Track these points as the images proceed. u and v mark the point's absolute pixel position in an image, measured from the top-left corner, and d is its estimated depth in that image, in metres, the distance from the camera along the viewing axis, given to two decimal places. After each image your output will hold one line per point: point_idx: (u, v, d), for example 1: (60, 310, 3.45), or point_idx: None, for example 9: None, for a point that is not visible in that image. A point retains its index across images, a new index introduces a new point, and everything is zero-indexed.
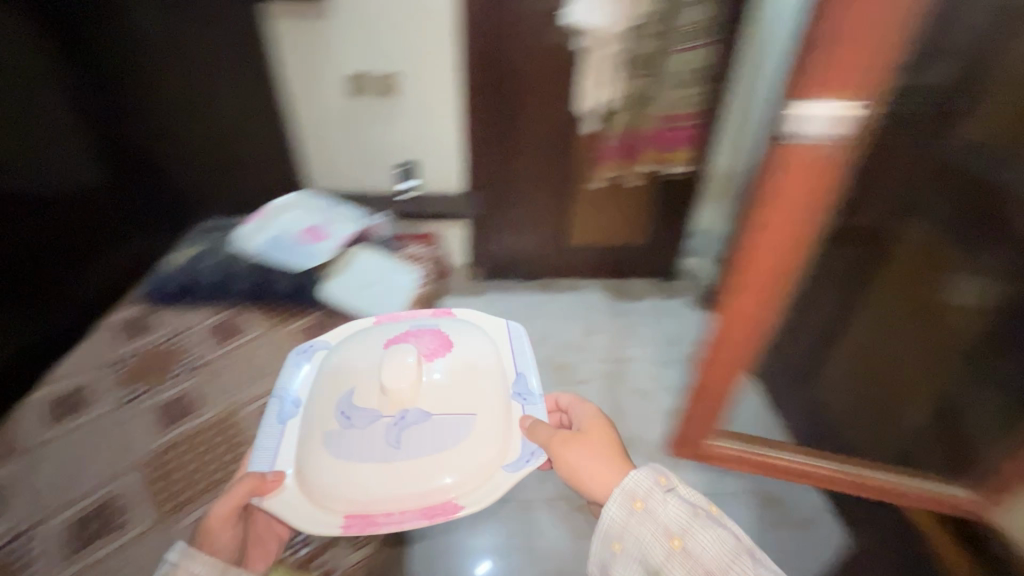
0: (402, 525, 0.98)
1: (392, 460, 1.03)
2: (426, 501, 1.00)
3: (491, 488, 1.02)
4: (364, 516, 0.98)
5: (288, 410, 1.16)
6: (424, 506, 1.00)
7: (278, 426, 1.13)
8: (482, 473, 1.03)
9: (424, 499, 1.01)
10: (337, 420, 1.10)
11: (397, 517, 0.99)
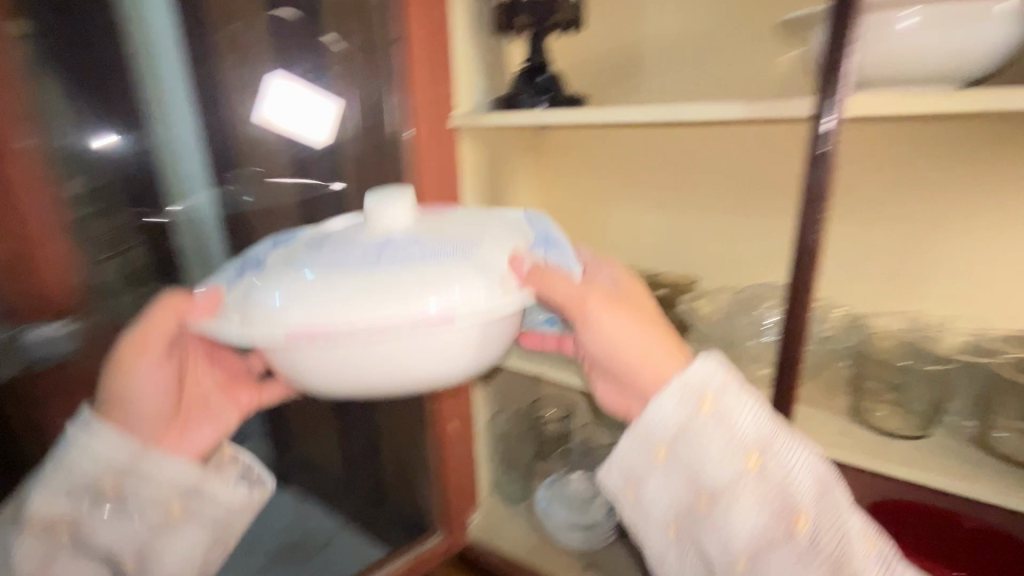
0: (389, 327, 0.41)
1: (368, 280, 0.43)
2: (410, 305, 0.42)
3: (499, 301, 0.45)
4: (324, 329, 0.42)
5: (250, 263, 0.50)
6: (408, 309, 0.42)
7: (229, 273, 0.50)
8: (472, 315, 0.44)
9: (406, 304, 0.42)
10: (300, 252, 0.48)
11: (381, 322, 0.41)
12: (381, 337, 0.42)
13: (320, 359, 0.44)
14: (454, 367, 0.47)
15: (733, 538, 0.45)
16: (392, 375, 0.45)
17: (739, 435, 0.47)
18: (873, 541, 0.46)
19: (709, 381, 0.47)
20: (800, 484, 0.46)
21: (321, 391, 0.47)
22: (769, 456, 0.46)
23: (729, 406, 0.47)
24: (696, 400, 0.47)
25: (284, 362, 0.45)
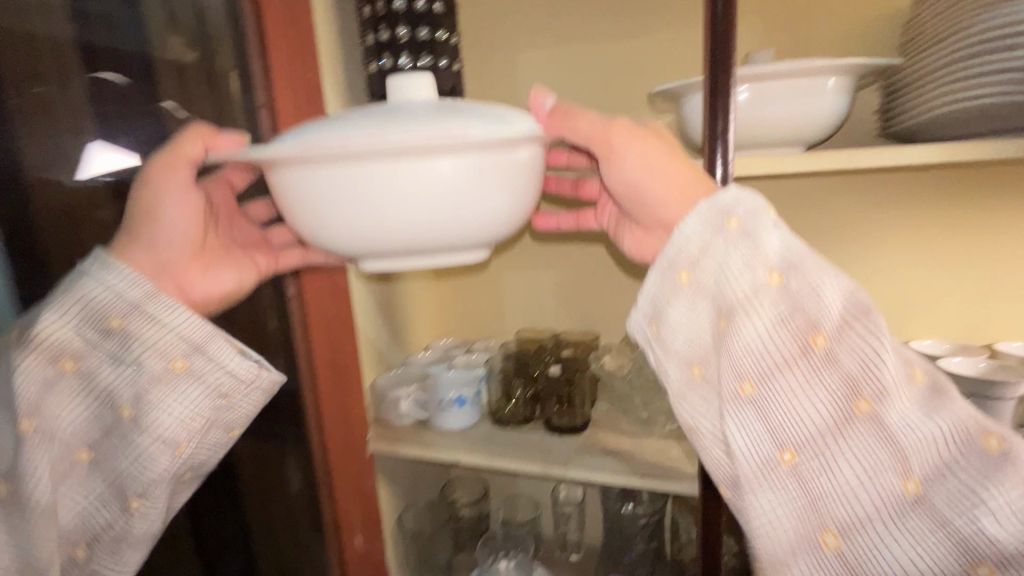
0: (434, 141, 0.42)
1: (414, 117, 0.44)
2: (452, 129, 0.43)
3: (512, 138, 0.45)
4: (381, 144, 0.42)
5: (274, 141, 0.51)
6: (446, 131, 0.43)
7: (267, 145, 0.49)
8: (510, 141, 0.45)
9: (447, 128, 0.43)
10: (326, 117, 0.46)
11: (426, 138, 0.42)
12: (440, 172, 0.45)
13: (348, 190, 0.46)
14: (485, 212, 0.49)
15: (750, 361, 0.46)
16: (428, 226, 0.48)
17: (768, 257, 0.47)
18: (911, 368, 0.47)
19: (745, 201, 0.48)
20: (834, 302, 0.45)
21: (354, 249, 0.50)
22: (808, 266, 0.46)
23: (800, 273, 0.46)
24: (728, 219, 0.48)
25: (305, 182, 0.47)
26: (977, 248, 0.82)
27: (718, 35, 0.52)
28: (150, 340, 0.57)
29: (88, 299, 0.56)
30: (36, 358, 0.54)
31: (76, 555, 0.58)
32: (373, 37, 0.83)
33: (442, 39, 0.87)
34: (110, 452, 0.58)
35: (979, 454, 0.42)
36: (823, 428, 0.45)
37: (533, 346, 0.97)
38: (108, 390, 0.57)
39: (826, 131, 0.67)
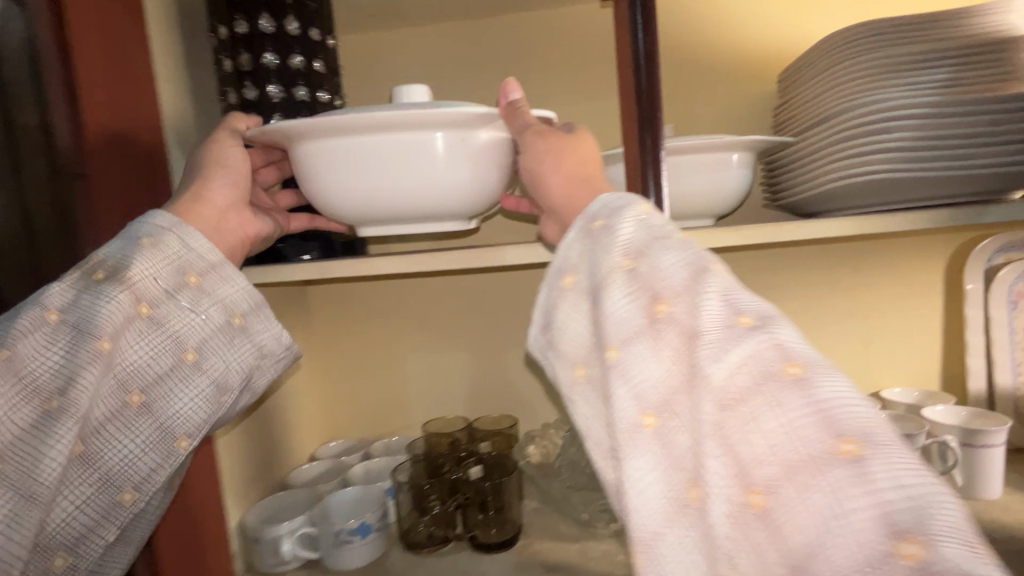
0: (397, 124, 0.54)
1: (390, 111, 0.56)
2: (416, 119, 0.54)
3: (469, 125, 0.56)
4: (356, 125, 0.55)
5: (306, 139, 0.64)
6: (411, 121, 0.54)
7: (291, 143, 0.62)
8: (463, 128, 0.56)
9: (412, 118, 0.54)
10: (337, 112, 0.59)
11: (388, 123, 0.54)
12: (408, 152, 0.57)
13: (340, 171, 0.59)
14: (463, 182, 0.60)
15: (613, 330, 0.40)
16: (422, 190, 0.59)
17: (620, 241, 0.43)
18: (738, 314, 0.37)
19: (618, 201, 0.46)
20: (668, 268, 0.40)
21: (354, 209, 0.61)
22: (666, 242, 0.42)
23: (650, 255, 0.41)
24: (594, 219, 0.45)
25: (313, 166, 0.60)
26: (862, 295, 0.88)
27: (643, 100, 0.57)
28: (220, 293, 0.54)
29: (170, 249, 0.52)
30: (115, 286, 0.48)
31: (124, 500, 0.50)
32: (236, 96, 0.68)
33: (324, 99, 0.69)
34: (164, 396, 0.51)
35: (773, 377, 0.34)
36: (677, 387, 0.38)
37: (445, 444, 0.84)
38: (178, 334, 0.51)
39: (735, 201, 0.65)
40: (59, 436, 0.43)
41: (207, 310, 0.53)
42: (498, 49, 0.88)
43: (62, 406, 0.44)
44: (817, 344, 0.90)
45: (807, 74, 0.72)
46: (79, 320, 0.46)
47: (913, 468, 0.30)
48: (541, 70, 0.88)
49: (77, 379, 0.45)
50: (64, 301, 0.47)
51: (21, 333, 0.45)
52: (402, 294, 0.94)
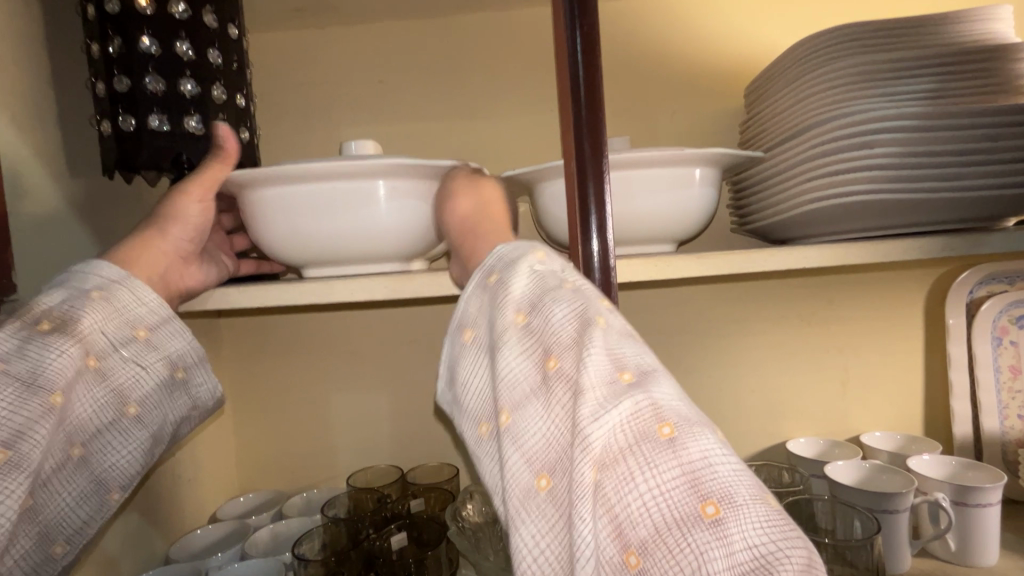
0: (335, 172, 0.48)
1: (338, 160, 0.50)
2: (347, 169, 0.49)
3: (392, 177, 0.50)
4: (307, 174, 0.49)
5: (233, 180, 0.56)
6: (348, 172, 0.49)
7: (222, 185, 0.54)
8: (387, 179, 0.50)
9: (346, 169, 0.49)
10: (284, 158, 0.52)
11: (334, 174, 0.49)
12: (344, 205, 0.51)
13: (287, 220, 0.52)
14: (390, 233, 0.53)
15: (504, 391, 0.38)
16: (362, 241, 0.52)
17: (514, 299, 0.40)
18: (619, 370, 0.36)
19: (512, 252, 0.43)
20: (558, 324, 0.38)
21: (298, 259, 0.54)
22: (558, 294, 0.40)
23: (543, 310, 0.39)
24: (488, 274, 0.43)
25: (253, 213, 0.53)
26: (837, 333, 0.81)
27: (579, 95, 0.44)
28: (169, 347, 0.52)
29: (122, 303, 0.49)
30: (62, 337, 0.44)
31: (56, 552, 0.48)
32: (103, 87, 0.55)
33: (220, 97, 0.58)
34: (102, 449, 0.49)
35: (647, 439, 0.33)
36: (563, 446, 0.36)
37: (370, 501, 0.72)
38: (124, 387, 0.49)
39: (698, 224, 0.56)
40: (8, 490, 0.40)
41: (155, 363, 0.51)
42: (442, 53, 0.79)
43: (11, 460, 0.40)
44: (790, 385, 0.81)
45: (775, 86, 0.65)
46: (26, 369, 0.42)
47: (767, 535, 0.30)
48: (490, 78, 0.79)
49: (26, 432, 0.41)
50: (8, 347, 0.43)
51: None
52: (328, 326, 0.82)
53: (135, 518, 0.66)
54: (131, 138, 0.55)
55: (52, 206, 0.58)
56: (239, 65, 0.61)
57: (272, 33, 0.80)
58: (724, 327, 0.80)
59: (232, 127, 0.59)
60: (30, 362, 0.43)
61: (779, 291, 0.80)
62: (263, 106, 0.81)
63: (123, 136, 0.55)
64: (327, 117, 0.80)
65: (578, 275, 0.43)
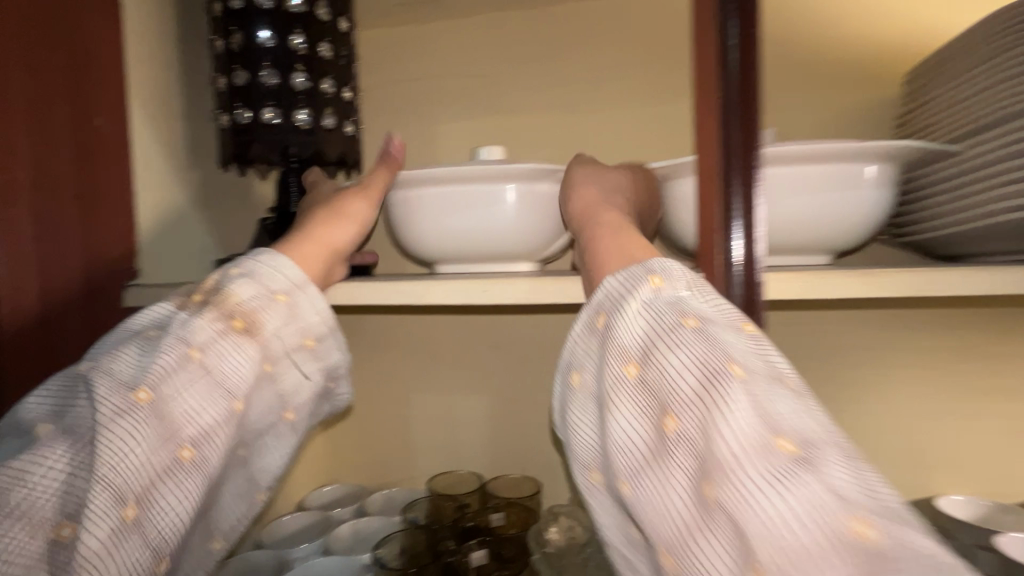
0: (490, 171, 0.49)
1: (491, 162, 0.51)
2: (496, 171, 0.50)
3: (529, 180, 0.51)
4: (471, 175, 0.50)
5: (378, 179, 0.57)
6: (497, 174, 0.50)
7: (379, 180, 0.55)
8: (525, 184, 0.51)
9: (498, 173, 0.50)
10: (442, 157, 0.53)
11: (489, 175, 0.50)
12: (490, 206, 0.51)
13: (439, 219, 0.52)
14: (514, 234, 0.52)
15: (622, 458, 0.34)
16: (483, 240, 0.52)
17: (621, 343, 0.36)
18: (776, 437, 0.30)
19: (624, 283, 0.38)
20: (679, 375, 0.33)
21: (437, 255, 0.55)
22: (678, 335, 0.34)
23: (658, 356, 0.34)
24: (596, 315, 0.39)
25: (403, 210, 0.54)
26: (1009, 375, 0.66)
27: (731, 78, 0.38)
28: (328, 358, 0.51)
29: (301, 310, 0.48)
30: (247, 340, 0.45)
31: (215, 547, 0.49)
32: (225, 82, 0.56)
33: (328, 89, 0.58)
34: (262, 452, 0.50)
35: (820, 529, 0.27)
36: (702, 520, 0.31)
37: (451, 509, 0.69)
38: (286, 391, 0.49)
39: (865, 235, 0.47)
40: (187, 490, 0.41)
41: (315, 368, 0.51)
42: (558, 45, 0.74)
43: (195, 459, 0.41)
44: (943, 431, 0.68)
45: (950, 71, 0.54)
46: (217, 366, 0.43)
47: None
48: (598, 71, 0.73)
49: (210, 434, 0.42)
50: (206, 339, 0.44)
51: (165, 370, 0.41)
52: (421, 325, 0.81)
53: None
54: (247, 131, 0.56)
55: (176, 196, 0.61)
56: (349, 57, 0.61)
57: (387, 27, 0.80)
58: (860, 358, 0.69)
59: (338, 121, 0.59)
60: (222, 361, 0.44)
61: (934, 320, 0.67)
62: (369, 102, 0.81)
63: (240, 129, 0.56)
64: (429, 112, 0.79)
65: (706, 303, 0.36)
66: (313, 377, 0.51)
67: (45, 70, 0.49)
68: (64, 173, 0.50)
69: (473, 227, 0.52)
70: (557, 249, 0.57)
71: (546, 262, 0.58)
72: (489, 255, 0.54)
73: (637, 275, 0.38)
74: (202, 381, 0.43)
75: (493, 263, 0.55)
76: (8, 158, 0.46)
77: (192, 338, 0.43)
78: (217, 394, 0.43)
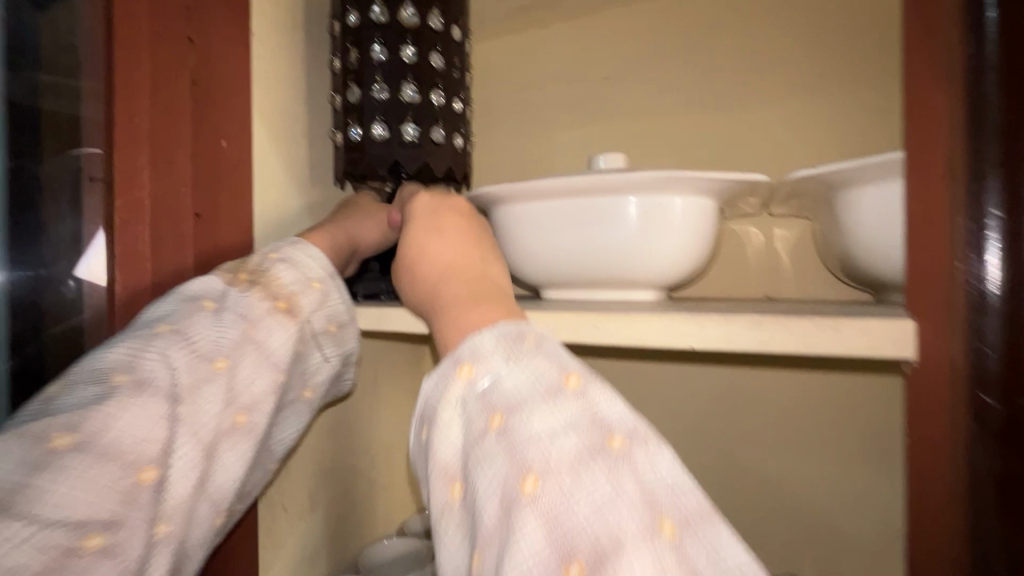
0: (615, 182, 0.41)
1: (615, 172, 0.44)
2: (620, 184, 0.42)
3: (659, 197, 0.42)
4: (593, 187, 0.42)
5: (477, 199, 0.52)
6: (621, 186, 0.42)
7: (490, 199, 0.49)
8: (655, 200, 0.43)
9: (622, 185, 0.42)
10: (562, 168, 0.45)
11: (612, 187, 0.42)
12: (610, 223, 0.43)
13: (556, 237, 0.46)
14: (640, 258, 0.44)
15: None
16: (604, 263, 0.45)
17: (442, 464, 0.30)
18: (585, 557, 0.24)
19: (435, 385, 0.31)
20: (482, 496, 0.27)
21: (551, 278, 0.48)
22: (482, 443, 0.28)
23: (475, 472, 0.28)
24: (420, 426, 0.32)
25: (514, 227, 0.48)
26: None
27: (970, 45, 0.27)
28: (349, 346, 0.48)
29: (331, 301, 0.45)
30: (292, 323, 0.42)
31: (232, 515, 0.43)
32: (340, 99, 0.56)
33: (438, 102, 0.55)
34: (278, 428, 0.44)
35: None
36: None
37: None
38: (309, 372, 0.45)
39: None
40: (239, 453, 0.38)
41: (337, 354, 0.47)
42: (696, 36, 0.64)
43: (249, 425, 0.39)
44: None
45: None
46: (267, 341, 0.40)
47: None
48: (749, 62, 0.62)
49: (263, 402, 0.40)
50: (257, 313, 0.40)
51: (230, 340, 0.38)
52: None
53: (325, 526, 0.65)
54: (356, 148, 0.55)
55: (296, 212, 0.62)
56: (461, 69, 0.57)
57: (509, 35, 0.76)
58: None
59: (447, 135, 0.56)
60: (274, 334, 0.41)
61: None
62: (484, 115, 0.78)
63: (351, 145, 0.55)
64: (547, 123, 0.74)
65: (525, 365, 0.30)
66: (336, 362, 0.47)
67: (170, 93, 0.46)
68: (179, 197, 0.46)
69: (593, 247, 0.44)
70: (688, 275, 0.47)
71: (674, 289, 0.49)
72: (608, 279, 0.46)
73: (441, 373, 0.31)
74: (258, 350, 0.39)
75: (614, 290, 0.47)
76: (127, 183, 0.44)
77: (252, 305, 0.40)
78: (275, 364, 0.40)
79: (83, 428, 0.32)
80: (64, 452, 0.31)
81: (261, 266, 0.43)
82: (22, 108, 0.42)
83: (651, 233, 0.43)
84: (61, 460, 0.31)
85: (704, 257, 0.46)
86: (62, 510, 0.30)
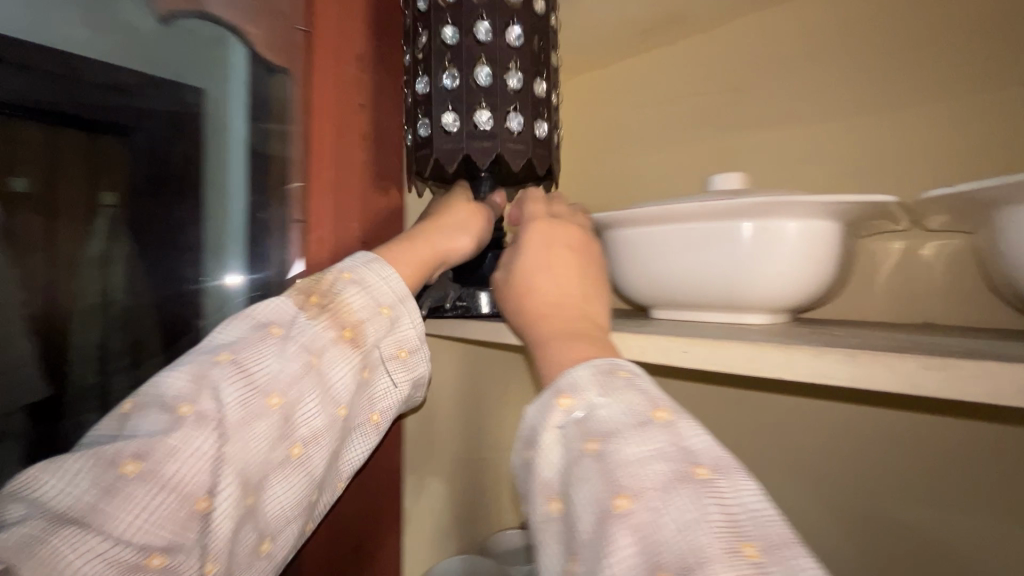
0: (725, 207, 0.42)
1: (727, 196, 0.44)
2: (730, 209, 0.42)
3: (774, 219, 0.42)
4: (705, 213, 0.43)
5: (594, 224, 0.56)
6: (732, 212, 0.42)
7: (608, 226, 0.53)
8: (768, 224, 0.42)
9: (734, 211, 0.42)
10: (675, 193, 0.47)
11: (723, 212, 0.43)
12: (721, 247, 0.44)
13: (667, 262, 0.47)
14: (751, 282, 0.44)
15: None
16: (715, 287, 0.45)
17: (545, 481, 0.34)
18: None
19: (538, 412, 0.36)
20: (581, 510, 0.31)
21: (661, 299, 0.50)
22: (580, 463, 0.32)
23: (574, 488, 0.32)
24: (524, 449, 0.36)
25: (626, 251, 0.51)
26: None
27: None
28: (420, 371, 0.48)
29: (400, 325, 0.47)
30: (353, 352, 0.43)
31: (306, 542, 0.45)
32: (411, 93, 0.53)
33: (514, 84, 0.50)
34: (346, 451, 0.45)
35: None
36: None
37: None
38: (376, 396, 0.46)
39: None
40: (292, 487, 0.39)
41: (404, 379, 0.47)
42: (830, 39, 0.60)
43: (302, 459, 0.40)
44: None
45: None
46: (328, 374, 0.41)
47: None
48: (901, 60, 0.56)
49: (319, 435, 0.40)
50: (319, 343, 0.42)
51: (288, 374, 0.40)
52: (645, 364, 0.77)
53: (456, 508, 0.73)
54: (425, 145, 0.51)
55: None
56: (542, 48, 0.53)
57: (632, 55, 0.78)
58: None
59: (527, 122, 0.51)
60: (333, 365, 0.42)
61: None
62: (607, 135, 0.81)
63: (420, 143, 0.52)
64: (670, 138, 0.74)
65: (615, 398, 0.34)
66: (401, 385, 0.47)
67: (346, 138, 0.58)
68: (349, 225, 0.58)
69: (704, 271, 0.45)
70: (808, 299, 0.45)
71: (797, 310, 0.47)
72: (719, 301, 0.46)
73: (543, 401, 0.36)
74: (313, 383, 0.41)
75: (726, 312, 0.47)
76: (314, 219, 0.56)
77: (311, 336, 0.42)
78: (328, 399, 0.41)
79: (152, 456, 0.35)
80: (125, 480, 0.34)
81: (332, 290, 0.44)
82: (261, 156, 0.55)
83: (764, 256, 0.43)
84: (123, 489, 0.34)
85: (828, 280, 0.44)
86: (122, 537, 0.33)
